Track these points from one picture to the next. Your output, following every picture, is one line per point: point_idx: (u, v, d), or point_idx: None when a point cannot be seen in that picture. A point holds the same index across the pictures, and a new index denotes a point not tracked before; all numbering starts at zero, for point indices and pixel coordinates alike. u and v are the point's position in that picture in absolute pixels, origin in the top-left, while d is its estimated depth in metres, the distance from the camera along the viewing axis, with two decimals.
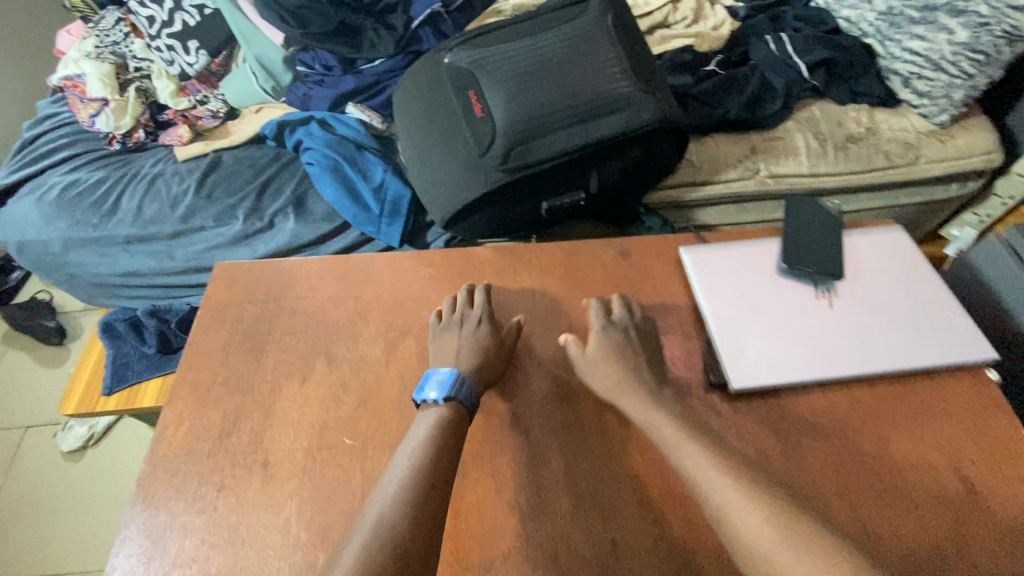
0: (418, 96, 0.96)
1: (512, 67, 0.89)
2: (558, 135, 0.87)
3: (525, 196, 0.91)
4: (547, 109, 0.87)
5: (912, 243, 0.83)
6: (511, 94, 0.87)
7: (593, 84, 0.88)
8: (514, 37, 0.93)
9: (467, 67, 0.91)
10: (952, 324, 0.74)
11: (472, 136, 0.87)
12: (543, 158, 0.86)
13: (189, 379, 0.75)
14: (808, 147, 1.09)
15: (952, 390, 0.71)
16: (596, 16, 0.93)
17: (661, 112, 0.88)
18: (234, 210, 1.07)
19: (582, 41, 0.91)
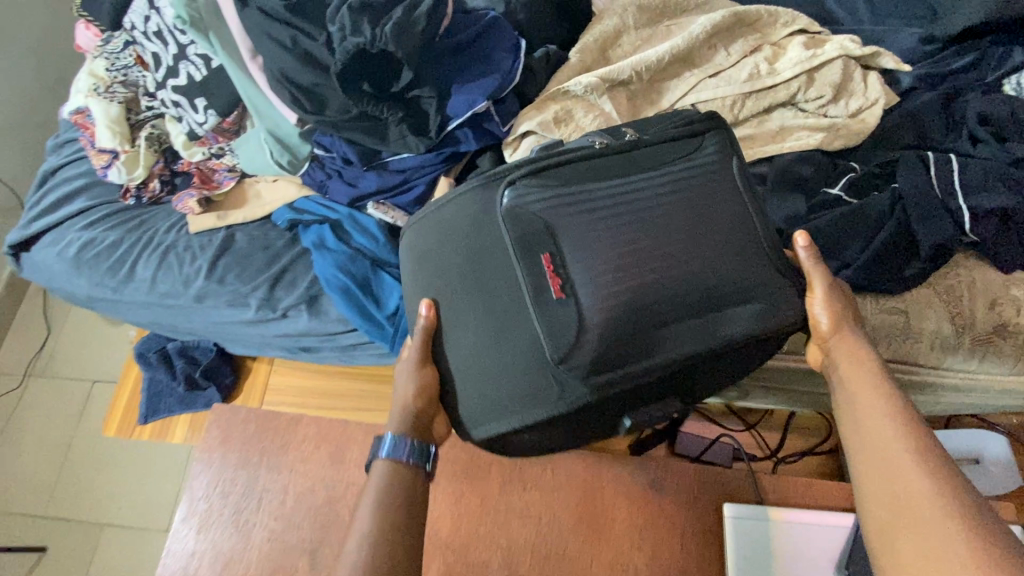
0: (449, 247, 0.65)
1: (606, 231, 0.60)
2: (665, 341, 0.60)
3: (598, 412, 0.65)
4: (656, 305, 0.59)
5: None
6: (601, 273, 0.59)
7: (710, 267, 0.60)
8: (604, 172, 0.63)
9: (540, 221, 0.61)
10: None
11: (545, 331, 0.60)
12: (642, 370, 0.60)
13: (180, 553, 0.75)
14: (936, 331, 0.83)
15: None
16: (713, 152, 0.65)
17: (797, 314, 0.63)
18: (246, 299, 0.98)
19: (697, 197, 0.62)
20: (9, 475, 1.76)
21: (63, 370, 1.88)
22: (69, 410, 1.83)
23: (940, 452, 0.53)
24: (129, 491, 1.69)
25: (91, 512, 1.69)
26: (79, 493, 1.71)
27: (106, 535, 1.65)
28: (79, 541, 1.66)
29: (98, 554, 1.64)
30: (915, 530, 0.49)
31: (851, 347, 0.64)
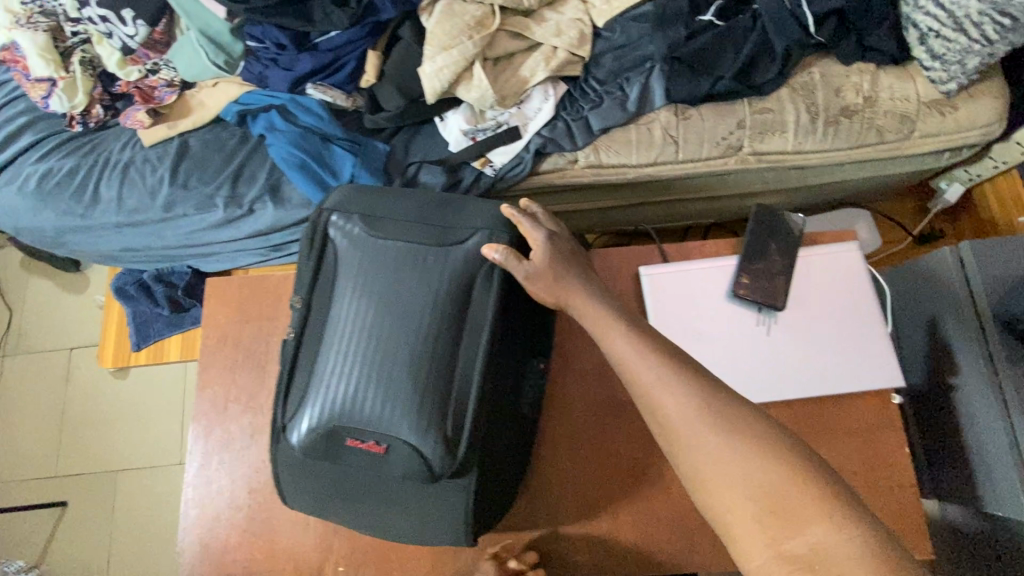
0: (320, 497, 0.69)
1: (348, 361, 0.67)
2: (461, 349, 0.67)
3: (501, 413, 0.69)
4: (432, 342, 0.66)
5: (863, 262, 0.86)
6: (372, 358, 0.67)
7: (395, 313, 0.67)
8: (326, 275, 0.72)
9: (323, 425, 0.66)
10: (875, 350, 0.83)
11: (412, 449, 0.63)
12: (461, 370, 0.66)
13: (210, 396, 0.89)
14: (797, 121, 1.03)
15: (857, 411, 0.83)
16: (340, 235, 0.71)
17: (478, 255, 0.69)
18: (212, 199, 1.07)
19: (374, 253, 0.70)
20: (10, 447, 1.83)
21: (37, 344, 1.91)
22: (53, 379, 1.87)
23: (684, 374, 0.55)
24: (134, 437, 1.80)
25: (101, 462, 1.78)
26: (86, 450, 1.80)
27: (121, 480, 1.76)
28: (95, 490, 1.76)
29: (117, 498, 1.75)
30: (691, 448, 0.52)
31: (575, 295, 0.67)
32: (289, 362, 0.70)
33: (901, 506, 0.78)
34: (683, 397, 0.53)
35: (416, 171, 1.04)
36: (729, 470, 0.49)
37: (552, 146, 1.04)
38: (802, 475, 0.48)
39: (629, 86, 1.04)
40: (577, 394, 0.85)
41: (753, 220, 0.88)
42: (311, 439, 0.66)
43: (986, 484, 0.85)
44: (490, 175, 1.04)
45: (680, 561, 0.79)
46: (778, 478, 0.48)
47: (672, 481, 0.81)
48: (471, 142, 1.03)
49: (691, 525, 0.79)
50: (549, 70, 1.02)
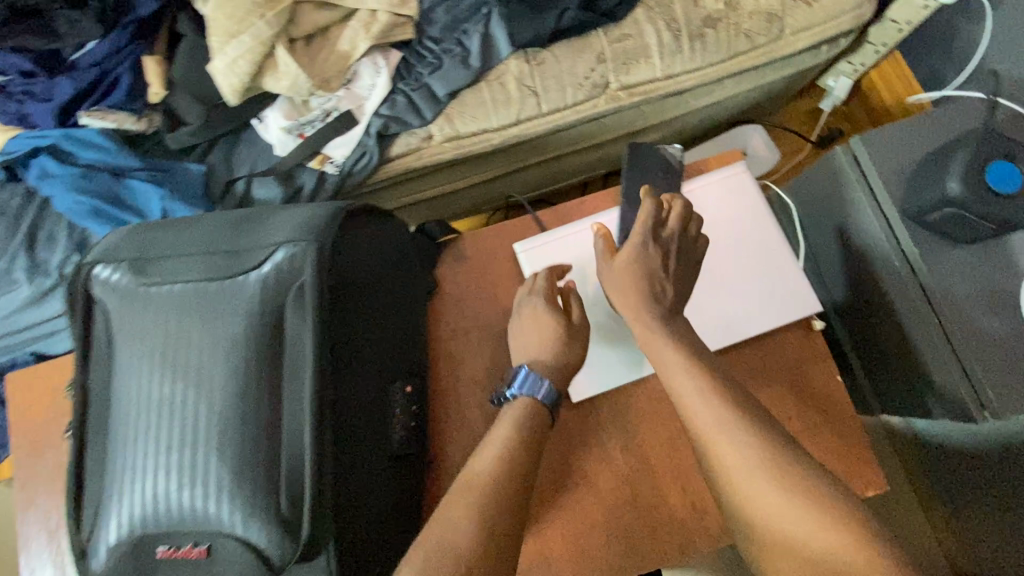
0: None
1: (138, 454, 0.52)
2: (284, 404, 0.52)
3: (357, 466, 0.55)
4: (238, 402, 0.52)
5: (753, 185, 0.78)
6: (165, 442, 0.52)
7: (185, 378, 0.53)
8: (97, 348, 0.56)
9: (124, 540, 0.51)
10: (784, 278, 0.74)
11: (239, 542, 0.50)
12: (286, 427, 0.52)
13: (37, 516, 0.73)
14: (660, 42, 0.92)
15: (781, 347, 0.73)
16: (104, 294, 0.56)
17: (277, 276, 0.55)
18: (5, 276, 0.87)
19: (147, 308, 0.55)
20: None
21: None
22: None
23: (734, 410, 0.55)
24: None
25: None
26: None
27: None
28: None
29: None
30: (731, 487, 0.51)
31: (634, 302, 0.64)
32: (75, 466, 0.55)
33: (846, 443, 0.70)
34: (740, 445, 0.52)
35: (246, 187, 0.88)
36: (778, 517, 0.48)
37: (396, 125, 0.89)
38: (849, 525, 0.45)
39: (468, 40, 0.90)
40: (473, 404, 0.73)
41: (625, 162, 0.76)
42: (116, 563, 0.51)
43: (927, 390, 0.79)
44: (334, 174, 0.89)
45: (621, 566, 0.68)
46: (829, 536, 0.45)
47: (595, 476, 0.71)
48: (300, 139, 0.87)
49: (625, 521, 0.70)
50: (372, 38, 0.87)
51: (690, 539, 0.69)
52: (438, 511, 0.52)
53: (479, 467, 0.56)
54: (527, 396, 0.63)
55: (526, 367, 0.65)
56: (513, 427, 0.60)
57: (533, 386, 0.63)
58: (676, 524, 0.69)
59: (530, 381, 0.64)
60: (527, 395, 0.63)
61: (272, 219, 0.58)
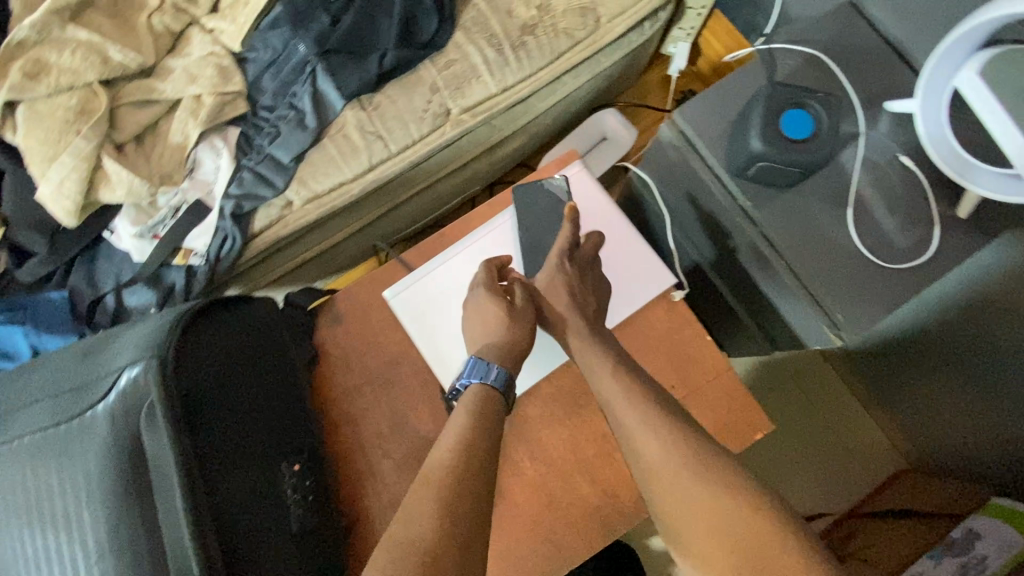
0: None
1: None
2: (161, 522, 0.54)
3: (252, 556, 0.57)
4: (114, 529, 0.54)
5: (591, 180, 0.82)
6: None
7: (60, 519, 0.55)
8: None
9: None
10: (634, 260, 0.79)
11: None
12: (167, 540, 0.53)
13: None
14: (486, 59, 0.95)
15: (651, 325, 0.78)
16: None
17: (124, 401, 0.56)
18: None
19: (14, 462, 0.58)
20: None
21: None
22: None
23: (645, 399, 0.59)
24: None
25: None
26: None
27: None
28: None
29: None
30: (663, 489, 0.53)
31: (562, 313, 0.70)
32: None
33: (724, 397, 0.76)
34: (662, 443, 0.55)
35: (116, 300, 0.87)
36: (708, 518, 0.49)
37: (249, 202, 0.89)
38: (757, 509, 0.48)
39: (299, 101, 0.91)
40: (380, 456, 0.75)
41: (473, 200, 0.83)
42: None
43: (797, 327, 0.85)
44: (202, 265, 0.89)
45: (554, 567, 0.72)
46: (740, 517, 0.47)
47: (511, 491, 0.74)
48: (155, 240, 0.87)
49: (548, 525, 0.73)
50: (201, 123, 0.88)
51: (610, 525, 0.73)
52: (397, 513, 0.49)
53: (439, 459, 0.54)
54: (485, 384, 0.63)
55: (474, 356, 0.66)
56: (467, 416, 0.59)
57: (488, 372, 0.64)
58: (594, 514, 0.73)
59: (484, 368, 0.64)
60: (477, 381, 0.64)
61: (113, 347, 0.60)
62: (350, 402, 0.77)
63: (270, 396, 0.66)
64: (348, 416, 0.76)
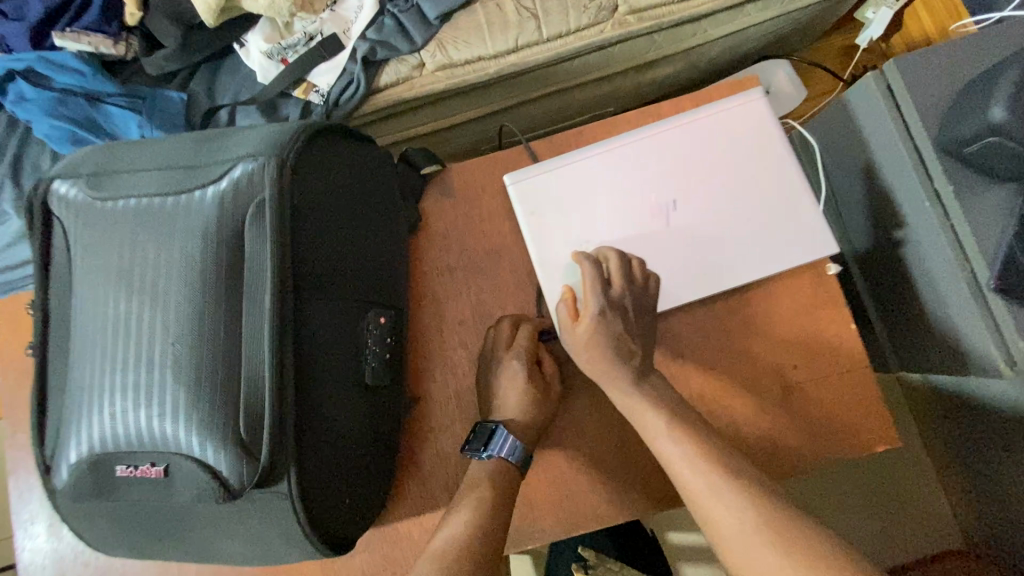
0: (135, 536, 0.53)
1: (102, 361, 0.51)
2: (242, 326, 0.50)
3: (320, 394, 0.53)
4: (198, 316, 0.50)
5: (771, 113, 0.70)
6: (145, 357, 0.50)
7: (146, 290, 0.51)
8: (62, 270, 0.54)
9: (87, 471, 0.50)
10: (795, 215, 0.68)
11: (199, 463, 0.48)
12: (250, 347, 0.50)
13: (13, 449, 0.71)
14: None
15: (788, 294, 0.68)
16: (61, 198, 0.55)
17: (235, 193, 0.52)
18: None
19: (106, 213, 0.53)
20: None
21: None
22: None
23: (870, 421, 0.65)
24: None
25: None
26: None
27: None
28: None
29: None
30: None
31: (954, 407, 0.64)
32: (42, 411, 0.54)
33: (847, 400, 0.66)
34: None
35: (229, 116, 0.83)
36: None
37: (383, 50, 0.83)
38: None
39: None
40: (456, 344, 0.71)
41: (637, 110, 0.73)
42: (90, 485, 0.49)
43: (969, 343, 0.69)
44: (320, 105, 0.84)
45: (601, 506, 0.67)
46: None
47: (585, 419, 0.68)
48: (282, 65, 0.83)
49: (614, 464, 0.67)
50: None
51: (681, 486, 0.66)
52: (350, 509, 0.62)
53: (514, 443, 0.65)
54: (503, 458, 0.63)
55: (500, 425, 0.64)
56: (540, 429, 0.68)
57: (502, 445, 0.63)
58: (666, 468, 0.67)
59: (499, 439, 0.63)
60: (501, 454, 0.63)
61: (236, 134, 0.55)
62: (439, 281, 0.72)
63: (373, 241, 0.62)
64: (432, 293, 0.71)
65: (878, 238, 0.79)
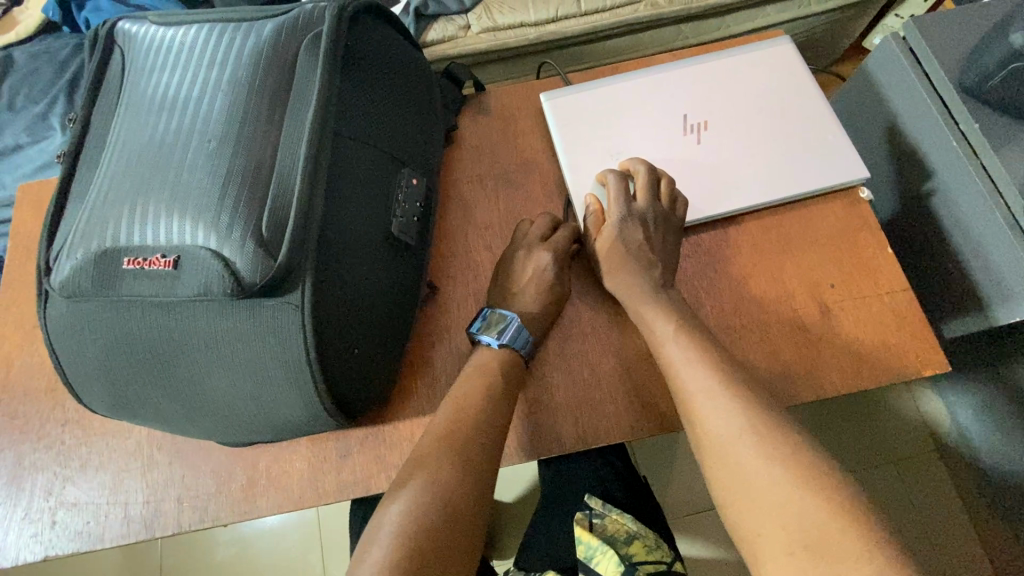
0: (123, 355, 0.49)
1: (127, 163, 0.51)
2: (282, 136, 0.50)
3: (345, 222, 0.51)
4: (238, 121, 0.50)
5: (800, 55, 0.73)
6: (174, 157, 0.50)
7: (191, 99, 0.52)
8: (109, 93, 0.56)
9: (91, 260, 0.47)
10: (827, 143, 0.68)
11: (210, 251, 0.46)
12: (286, 155, 0.49)
13: (11, 318, 0.69)
14: None
15: (822, 220, 0.67)
16: (126, 31, 0.58)
17: (294, 28, 0.55)
18: (47, 119, 0.92)
19: (168, 41, 0.56)
20: None
21: None
22: None
23: (911, 346, 0.61)
24: None
25: None
26: None
27: None
28: None
29: None
30: None
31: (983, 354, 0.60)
32: (54, 222, 0.51)
33: (890, 325, 0.62)
34: None
35: None
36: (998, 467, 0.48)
37: (434, 6, 0.91)
38: None
39: None
40: (479, 248, 0.69)
41: (670, 54, 0.77)
42: (92, 274, 0.47)
43: (1012, 286, 0.66)
44: None
45: (628, 424, 0.60)
46: None
47: (609, 329, 0.64)
48: None
49: (639, 377, 0.61)
50: None
51: None
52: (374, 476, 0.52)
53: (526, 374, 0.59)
54: (515, 350, 0.60)
55: (516, 317, 0.60)
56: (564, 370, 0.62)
57: (515, 336, 0.60)
58: None
59: (513, 329, 0.60)
60: (511, 347, 0.60)
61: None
62: (468, 188, 0.72)
63: (412, 117, 0.63)
64: (460, 199, 0.71)
65: (906, 198, 0.79)
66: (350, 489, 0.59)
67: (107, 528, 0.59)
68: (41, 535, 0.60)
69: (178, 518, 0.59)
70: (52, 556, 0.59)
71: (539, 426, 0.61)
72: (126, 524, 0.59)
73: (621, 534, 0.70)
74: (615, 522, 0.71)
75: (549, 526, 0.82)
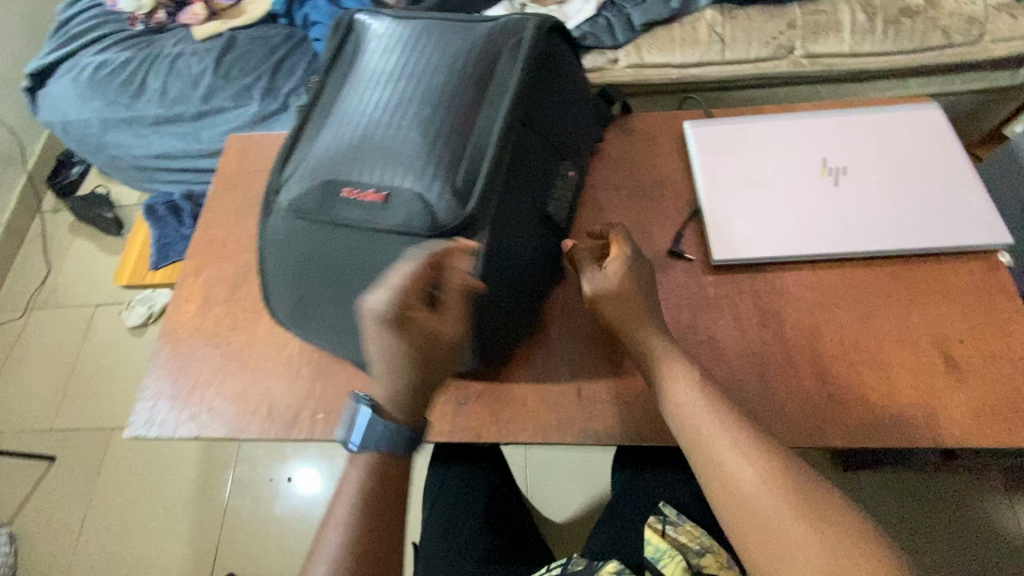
0: (318, 268, 0.58)
1: (354, 118, 0.62)
2: (481, 114, 0.60)
3: (517, 191, 0.59)
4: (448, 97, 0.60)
5: (947, 120, 0.75)
6: (393, 117, 0.60)
7: (410, 75, 0.63)
8: (342, 65, 0.69)
9: (316, 186, 0.58)
10: (967, 205, 0.69)
11: (414, 193, 0.55)
12: (482, 129, 0.59)
13: (207, 236, 0.82)
14: (854, 21, 0.97)
15: (955, 278, 0.67)
16: (364, 21, 0.71)
17: (501, 32, 0.65)
18: (250, 90, 1.10)
19: (398, 31, 0.68)
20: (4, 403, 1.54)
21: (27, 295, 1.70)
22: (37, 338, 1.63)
23: None
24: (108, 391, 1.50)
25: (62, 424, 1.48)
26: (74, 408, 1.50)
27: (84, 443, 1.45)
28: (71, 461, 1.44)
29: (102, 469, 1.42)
30: None
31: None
32: (286, 155, 0.63)
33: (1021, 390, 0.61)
34: None
35: None
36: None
37: (591, 39, 1.01)
38: None
39: None
40: None
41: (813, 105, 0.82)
42: (315, 198, 0.58)
43: None
44: None
45: None
46: None
47: (724, 340, 0.67)
48: None
49: (747, 390, 0.64)
50: None
51: (821, 427, 0.61)
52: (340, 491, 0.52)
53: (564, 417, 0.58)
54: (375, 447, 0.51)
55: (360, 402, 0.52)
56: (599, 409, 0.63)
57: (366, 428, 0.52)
58: (805, 407, 0.62)
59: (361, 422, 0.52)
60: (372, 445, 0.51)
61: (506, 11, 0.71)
62: (605, 193, 0.79)
63: (575, 121, 0.72)
64: (598, 202, 0.78)
65: None
66: (462, 434, 0.65)
67: (252, 423, 0.68)
68: (198, 417, 0.69)
69: (313, 426, 0.67)
70: (203, 436, 0.69)
71: (645, 415, 0.64)
72: (267, 423, 0.68)
73: (693, 544, 0.70)
74: (687, 532, 0.71)
75: (615, 529, 0.83)
